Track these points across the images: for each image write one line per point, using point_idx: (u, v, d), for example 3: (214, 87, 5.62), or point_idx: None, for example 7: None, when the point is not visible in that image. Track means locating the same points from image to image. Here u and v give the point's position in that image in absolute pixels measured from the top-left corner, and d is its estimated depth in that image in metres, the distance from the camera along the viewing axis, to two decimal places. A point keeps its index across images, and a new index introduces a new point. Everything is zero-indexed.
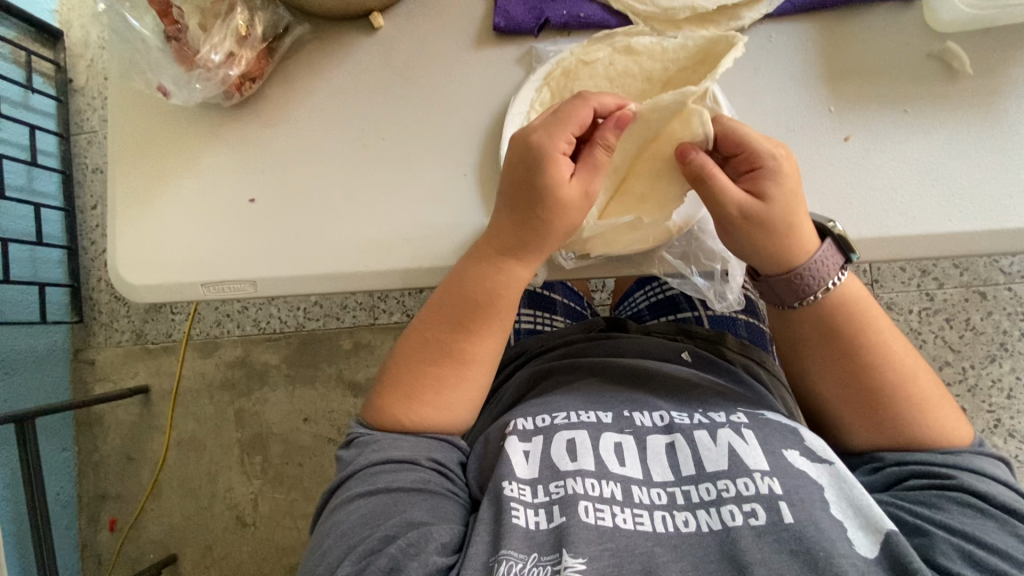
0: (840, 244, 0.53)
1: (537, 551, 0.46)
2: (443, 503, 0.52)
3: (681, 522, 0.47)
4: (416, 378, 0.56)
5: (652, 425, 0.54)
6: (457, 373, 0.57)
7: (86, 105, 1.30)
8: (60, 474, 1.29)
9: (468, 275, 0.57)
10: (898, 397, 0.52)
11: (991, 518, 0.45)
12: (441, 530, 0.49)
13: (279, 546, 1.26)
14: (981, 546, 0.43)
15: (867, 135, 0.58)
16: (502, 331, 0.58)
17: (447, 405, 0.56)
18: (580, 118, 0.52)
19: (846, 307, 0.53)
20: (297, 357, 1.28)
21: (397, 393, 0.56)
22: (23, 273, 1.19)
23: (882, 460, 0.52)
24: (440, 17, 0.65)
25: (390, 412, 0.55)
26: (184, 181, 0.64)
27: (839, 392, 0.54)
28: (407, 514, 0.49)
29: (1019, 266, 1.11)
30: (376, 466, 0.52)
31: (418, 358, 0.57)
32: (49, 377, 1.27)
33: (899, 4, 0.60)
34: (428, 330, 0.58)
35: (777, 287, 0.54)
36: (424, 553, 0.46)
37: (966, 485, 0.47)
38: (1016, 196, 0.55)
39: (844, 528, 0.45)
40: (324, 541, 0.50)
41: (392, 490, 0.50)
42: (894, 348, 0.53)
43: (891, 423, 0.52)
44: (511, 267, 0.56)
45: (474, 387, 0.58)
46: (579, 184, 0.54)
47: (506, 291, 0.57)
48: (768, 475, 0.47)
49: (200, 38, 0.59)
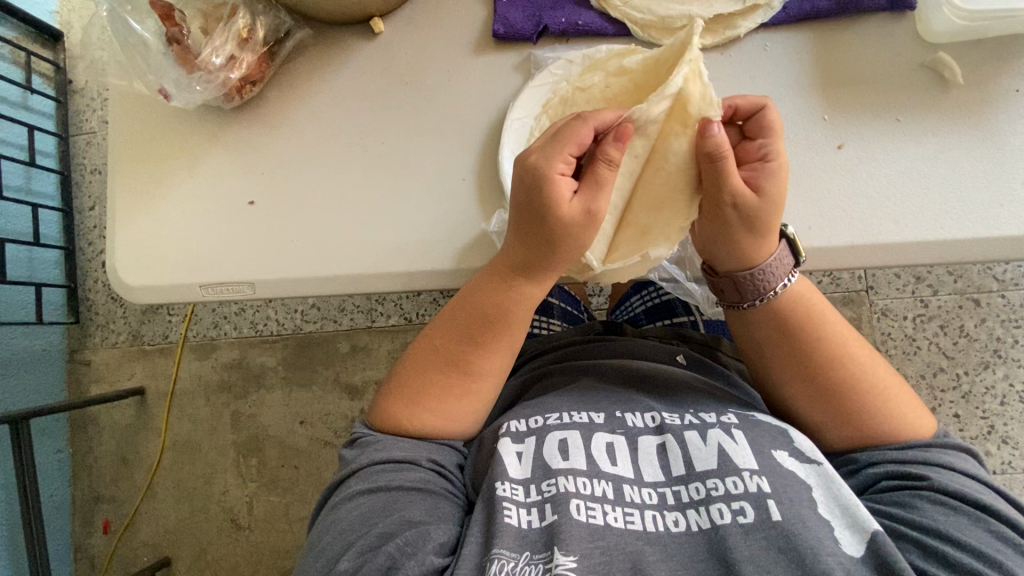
0: (793, 246, 0.55)
1: (529, 550, 0.47)
2: (441, 503, 0.52)
3: (671, 522, 0.47)
4: (420, 386, 0.56)
5: (644, 426, 0.55)
6: (460, 385, 0.56)
7: (85, 107, 1.30)
8: (53, 475, 1.29)
9: (483, 290, 0.56)
10: (854, 392, 0.52)
11: (964, 515, 0.45)
12: (437, 530, 0.49)
13: (274, 548, 1.25)
14: (953, 544, 0.44)
15: (861, 143, 0.59)
16: (511, 347, 0.58)
17: (448, 415, 0.56)
18: (579, 138, 0.48)
19: (800, 310, 0.54)
20: (294, 360, 1.28)
21: (400, 398, 0.56)
22: (20, 273, 1.19)
23: (856, 461, 0.52)
24: (440, 23, 0.66)
25: (390, 416, 0.56)
26: (182, 183, 0.64)
27: (797, 391, 0.55)
28: (404, 513, 0.49)
29: (1011, 273, 1.12)
30: (377, 465, 0.52)
31: (423, 365, 0.57)
32: (44, 378, 1.27)
33: (892, 15, 0.61)
34: (433, 339, 0.58)
35: (735, 287, 0.55)
36: (420, 551, 0.47)
37: (937, 484, 0.47)
38: (1006, 205, 0.56)
39: (831, 528, 0.45)
40: (323, 537, 0.50)
41: (391, 488, 0.50)
42: (847, 344, 0.54)
43: (856, 421, 0.52)
44: (524, 285, 0.55)
45: (477, 401, 0.57)
46: (580, 203, 0.50)
47: (519, 311, 0.56)
48: (757, 474, 0.48)
49: (204, 42, 0.60)
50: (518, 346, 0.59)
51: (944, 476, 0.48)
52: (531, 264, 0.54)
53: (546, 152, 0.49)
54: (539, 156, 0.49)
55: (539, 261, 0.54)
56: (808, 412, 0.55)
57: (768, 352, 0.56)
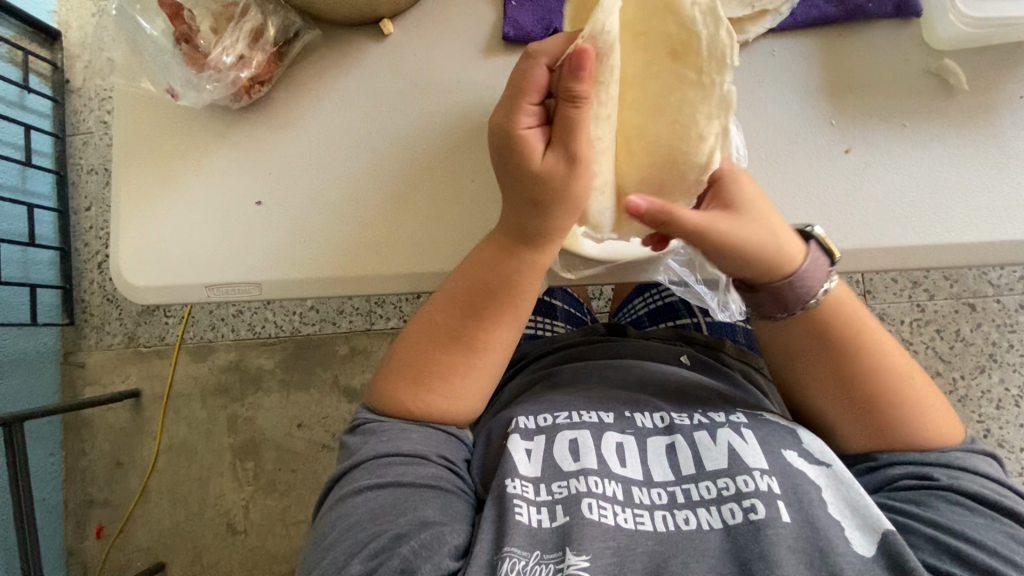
0: (825, 248, 0.54)
1: (540, 549, 0.46)
2: (453, 501, 0.51)
3: (682, 521, 0.47)
4: (423, 364, 0.56)
5: (653, 426, 0.55)
6: (464, 360, 0.56)
7: (82, 106, 1.28)
8: (46, 479, 1.27)
9: (481, 258, 0.57)
10: (889, 404, 0.52)
11: (980, 516, 0.46)
12: (449, 530, 0.48)
13: (271, 553, 1.24)
14: (968, 542, 0.44)
15: (866, 148, 0.60)
16: (519, 316, 0.58)
17: (453, 394, 0.56)
18: (535, 83, 0.49)
19: (845, 315, 0.54)
20: (292, 362, 1.27)
21: (403, 379, 0.56)
22: (14, 274, 1.18)
23: (876, 459, 0.52)
24: (448, 25, 0.66)
25: (396, 401, 0.55)
26: (188, 183, 0.64)
27: (838, 412, 0.54)
28: (415, 512, 0.49)
29: (1006, 278, 1.14)
30: (383, 458, 0.52)
31: (426, 342, 0.57)
32: (37, 381, 1.25)
33: (897, 22, 0.62)
34: (436, 312, 0.57)
35: (770, 299, 0.53)
36: (435, 554, 0.46)
37: (953, 485, 0.47)
38: (1010, 210, 0.57)
39: (842, 527, 0.46)
40: (331, 531, 0.49)
41: (402, 484, 0.50)
42: (888, 356, 0.53)
43: (884, 424, 0.52)
44: (522, 254, 0.56)
45: (483, 375, 0.57)
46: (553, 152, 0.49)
47: (517, 275, 0.56)
48: (767, 474, 0.48)
49: (212, 41, 0.60)
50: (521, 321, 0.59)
51: (964, 478, 0.48)
52: (525, 227, 0.54)
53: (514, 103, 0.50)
54: (502, 107, 0.49)
55: (536, 224, 0.54)
56: (848, 429, 0.54)
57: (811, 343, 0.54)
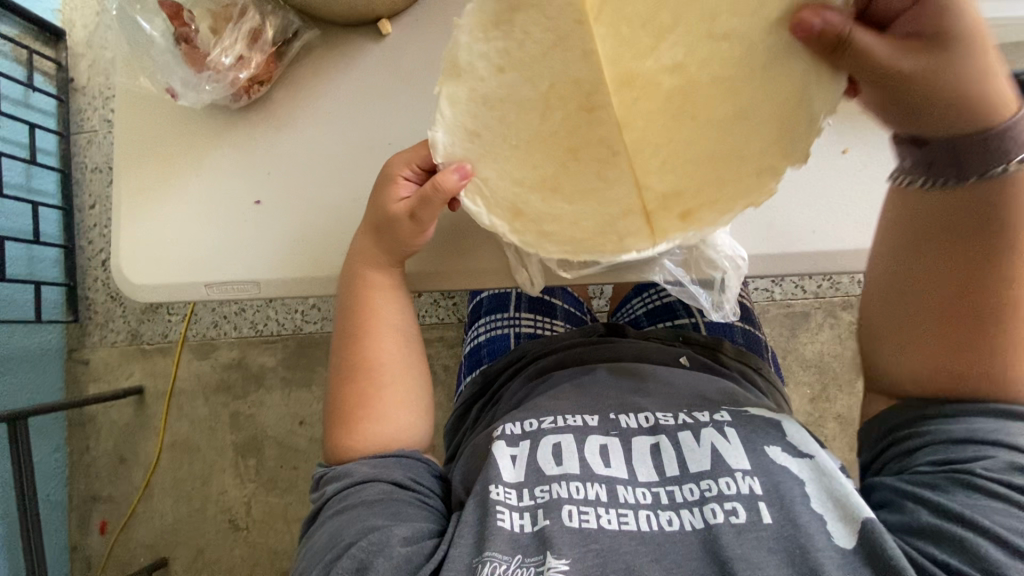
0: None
1: (521, 553, 0.47)
2: (405, 510, 0.54)
3: (665, 521, 0.47)
4: (344, 404, 0.62)
5: (637, 427, 0.55)
6: (369, 380, 0.62)
7: (86, 105, 1.29)
8: (50, 474, 1.28)
9: (345, 287, 0.62)
10: (984, 329, 0.50)
11: (1002, 502, 0.46)
12: (398, 528, 0.51)
13: (272, 550, 1.25)
14: (974, 529, 0.45)
15: (864, 149, 0.62)
16: (394, 324, 0.64)
17: (382, 415, 0.61)
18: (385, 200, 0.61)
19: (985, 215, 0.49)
20: (293, 360, 1.28)
21: (338, 427, 0.61)
22: (19, 271, 1.19)
23: (914, 438, 0.53)
24: (446, 24, 0.66)
25: (341, 447, 0.60)
26: (189, 181, 0.65)
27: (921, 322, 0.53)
28: (366, 521, 0.52)
29: None
30: (339, 490, 0.56)
31: (340, 383, 0.63)
32: (42, 377, 1.26)
33: None
34: (341, 351, 0.64)
35: (961, 153, 0.47)
36: (386, 548, 0.49)
37: (979, 469, 0.48)
38: None
39: (823, 522, 0.46)
40: (303, 563, 0.54)
41: (354, 505, 0.54)
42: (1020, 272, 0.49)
43: (963, 357, 0.51)
44: (376, 274, 0.61)
45: (396, 385, 0.62)
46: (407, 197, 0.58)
47: (375, 292, 0.62)
48: (749, 476, 0.48)
49: (211, 41, 0.59)
50: (405, 326, 0.65)
51: (996, 460, 0.48)
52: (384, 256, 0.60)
53: (397, 156, 0.60)
54: (391, 160, 0.60)
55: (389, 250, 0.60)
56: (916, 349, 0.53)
57: (923, 284, 0.52)
